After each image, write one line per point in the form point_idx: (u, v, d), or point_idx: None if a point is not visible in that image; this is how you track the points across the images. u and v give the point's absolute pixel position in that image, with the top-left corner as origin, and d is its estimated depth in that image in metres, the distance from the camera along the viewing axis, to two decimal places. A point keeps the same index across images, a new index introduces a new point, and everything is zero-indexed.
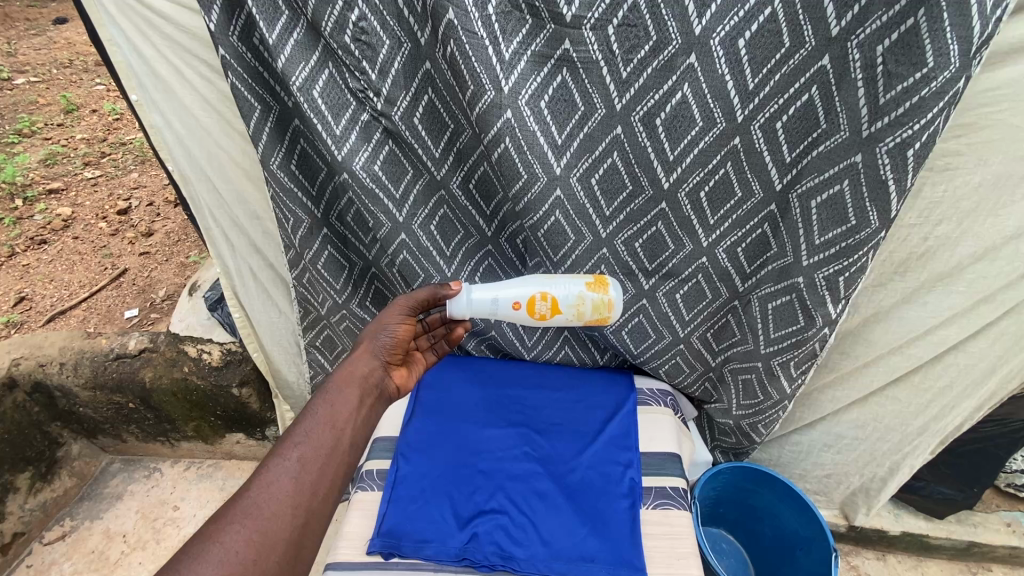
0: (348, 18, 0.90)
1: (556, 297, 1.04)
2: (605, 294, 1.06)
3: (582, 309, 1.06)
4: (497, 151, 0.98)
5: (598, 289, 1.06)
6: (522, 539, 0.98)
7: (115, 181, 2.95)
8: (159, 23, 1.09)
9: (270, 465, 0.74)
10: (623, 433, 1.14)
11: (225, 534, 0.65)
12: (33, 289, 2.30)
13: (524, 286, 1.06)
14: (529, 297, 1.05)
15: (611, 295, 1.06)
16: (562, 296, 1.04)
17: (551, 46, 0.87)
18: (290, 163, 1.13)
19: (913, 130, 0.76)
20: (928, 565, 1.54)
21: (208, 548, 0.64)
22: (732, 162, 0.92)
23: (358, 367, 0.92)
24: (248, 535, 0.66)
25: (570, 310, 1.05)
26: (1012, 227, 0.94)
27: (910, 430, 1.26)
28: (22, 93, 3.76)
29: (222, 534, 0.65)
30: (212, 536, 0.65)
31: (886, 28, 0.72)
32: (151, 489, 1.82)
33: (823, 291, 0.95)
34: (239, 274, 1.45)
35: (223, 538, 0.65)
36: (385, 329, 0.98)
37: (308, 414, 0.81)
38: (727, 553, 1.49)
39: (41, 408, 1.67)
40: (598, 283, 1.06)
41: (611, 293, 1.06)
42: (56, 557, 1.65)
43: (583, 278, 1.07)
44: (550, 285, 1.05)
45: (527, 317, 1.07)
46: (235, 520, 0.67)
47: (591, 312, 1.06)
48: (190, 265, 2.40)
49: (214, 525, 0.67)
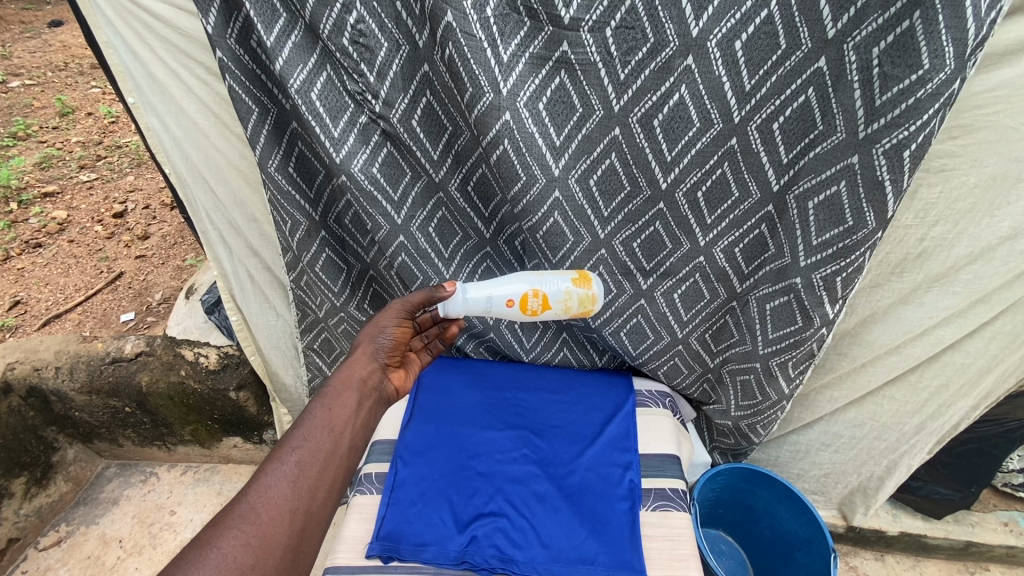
0: (346, 20, 0.90)
1: (547, 292, 1.05)
2: (590, 289, 1.08)
3: (570, 304, 1.07)
4: (496, 153, 0.98)
5: (583, 284, 1.08)
6: (522, 542, 0.97)
7: (112, 185, 2.94)
8: (157, 26, 1.09)
9: (269, 469, 0.73)
10: (622, 435, 1.14)
11: (222, 539, 0.65)
12: (28, 293, 2.29)
13: (516, 283, 1.06)
14: (522, 293, 1.05)
15: (595, 289, 1.08)
16: (552, 292, 1.05)
17: (549, 48, 0.88)
18: (288, 165, 1.12)
19: (909, 131, 0.76)
20: (927, 565, 1.55)
21: (204, 553, 0.63)
22: (729, 163, 0.93)
23: (356, 370, 0.92)
24: (245, 540, 0.66)
25: (559, 306, 1.06)
26: (1008, 227, 0.94)
27: (907, 430, 1.27)
28: (16, 96, 3.74)
29: (220, 540, 0.65)
30: (209, 540, 0.65)
31: (881, 30, 0.73)
32: (147, 493, 1.81)
33: (821, 292, 0.96)
34: (236, 277, 1.44)
35: (221, 543, 0.64)
36: (383, 331, 0.98)
37: (306, 418, 0.81)
38: (727, 554, 1.50)
39: (37, 412, 1.66)
40: (582, 278, 1.08)
41: (595, 288, 1.08)
42: (52, 563, 1.63)
43: (569, 274, 1.08)
44: (541, 282, 1.06)
45: (520, 314, 1.07)
46: (233, 525, 0.66)
47: (578, 306, 1.08)
48: (186, 269, 2.38)
49: (212, 530, 0.66)
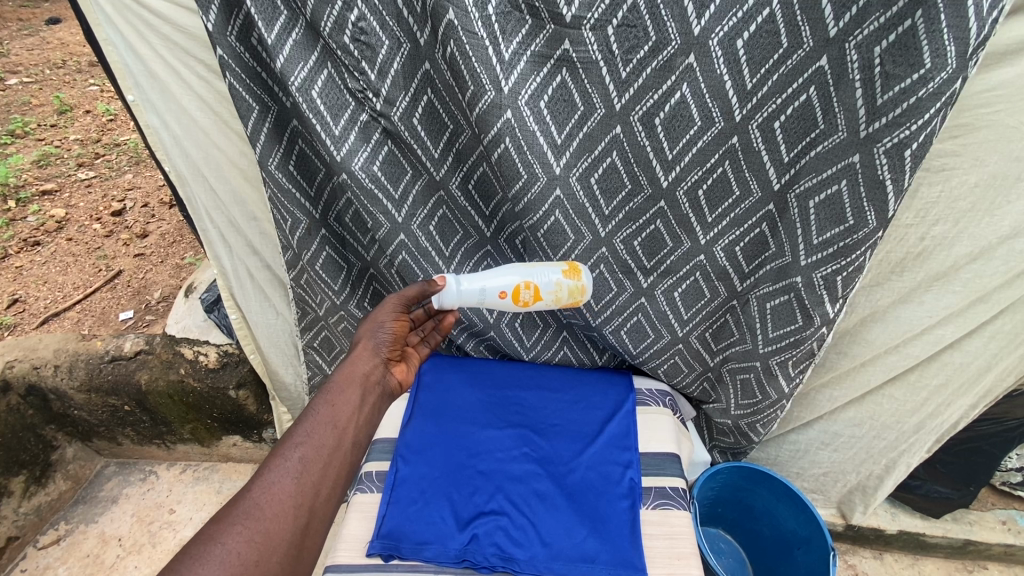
0: (347, 17, 0.90)
1: (539, 284, 1.05)
2: (579, 280, 1.07)
3: (560, 296, 1.07)
4: (497, 151, 0.98)
5: (573, 276, 1.07)
6: (522, 540, 0.97)
7: (110, 183, 2.93)
8: (156, 24, 1.08)
9: (273, 465, 0.73)
10: (623, 434, 1.14)
11: (226, 535, 0.65)
12: (27, 291, 2.28)
13: (509, 275, 1.05)
14: (515, 286, 1.05)
15: (585, 280, 1.07)
16: (544, 284, 1.05)
17: (551, 46, 0.88)
18: (288, 163, 1.12)
19: (911, 130, 0.76)
20: (925, 564, 1.55)
21: (208, 549, 0.63)
22: (730, 161, 0.93)
23: (359, 365, 0.92)
24: (249, 536, 0.66)
25: (549, 297, 1.06)
26: (1008, 227, 0.95)
27: (907, 429, 1.27)
28: (15, 94, 3.73)
29: (224, 536, 0.65)
30: (213, 537, 0.65)
31: (883, 30, 0.73)
32: (146, 492, 1.81)
33: (821, 291, 0.96)
34: (236, 275, 1.44)
35: (225, 539, 0.64)
36: (381, 326, 0.98)
37: (309, 414, 0.81)
38: (726, 553, 1.50)
39: (36, 411, 1.65)
40: (573, 268, 1.07)
41: (585, 279, 1.07)
42: (51, 561, 1.63)
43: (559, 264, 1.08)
44: (533, 274, 1.05)
45: (512, 305, 1.06)
46: (237, 521, 0.66)
47: (567, 298, 1.07)
48: (185, 267, 2.38)
49: (216, 526, 0.66)
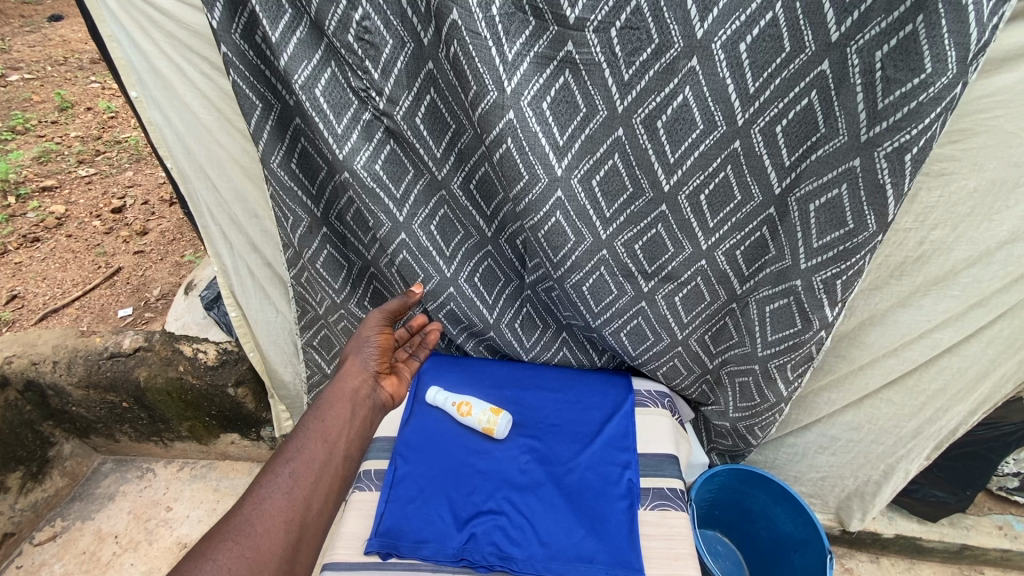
0: (352, 17, 0.91)
1: (474, 406, 1.15)
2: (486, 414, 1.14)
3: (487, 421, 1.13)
4: (499, 152, 0.98)
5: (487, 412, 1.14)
6: (521, 539, 0.97)
7: (110, 180, 2.93)
8: (162, 21, 1.09)
9: (264, 482, 0.74)
10: (621, 435, 1.14)
11: (217, 551, 0.65)
12: (26, 287, 2.28)
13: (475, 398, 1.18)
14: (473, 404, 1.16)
15: (490, 419, 1.13)
16: (478, 404, 1.16)
17: (554, 48, 0.88)
18: (290, 161, 1.13)
19: (911, 134, 0.77)
20: (922, 568, 1.56)
21: (200, 567, 0.64)
22: (732, 166, 0.93)
23: (348, 381, 0.94)
24: (239, 552, 0.66)
25: (482, 416, 1.14)
26: (1006, 231, 0.95)
27: (907, 440, 1.26)
28: (16, 89, 3.73)
29: (214, 552, 0.65)
30: (204, 554, 0.65)
31: (884, 34, 0.73)
32: (144, 489, 1.80)
33: (821, 295, 0.96)
34: (236, 273, 1.44)
35: (216, 555, 0.65)
36: (367, 341, 1.02)
37: (300, 431, 0.82)
38: (723, 555, 1.51)
39: (34, 407, 1.65)
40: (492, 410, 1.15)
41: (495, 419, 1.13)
42: (47, 558, 1.63)
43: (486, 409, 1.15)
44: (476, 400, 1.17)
45: (471, 416, 1.14)
46: (228, 538, 0.67)
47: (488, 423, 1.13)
48: (185, 265, 2.38)
49: (207, 543, 0.67)
